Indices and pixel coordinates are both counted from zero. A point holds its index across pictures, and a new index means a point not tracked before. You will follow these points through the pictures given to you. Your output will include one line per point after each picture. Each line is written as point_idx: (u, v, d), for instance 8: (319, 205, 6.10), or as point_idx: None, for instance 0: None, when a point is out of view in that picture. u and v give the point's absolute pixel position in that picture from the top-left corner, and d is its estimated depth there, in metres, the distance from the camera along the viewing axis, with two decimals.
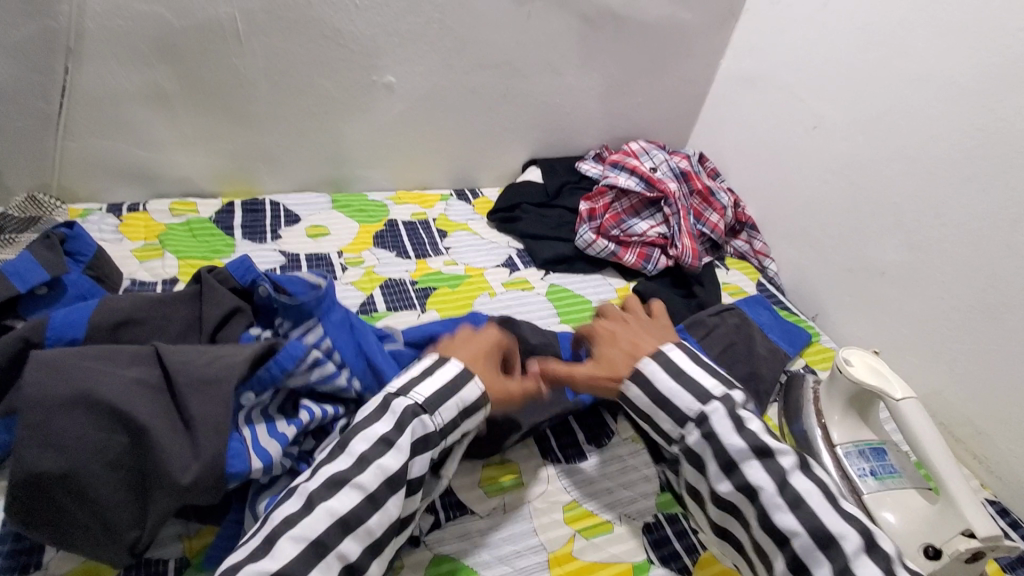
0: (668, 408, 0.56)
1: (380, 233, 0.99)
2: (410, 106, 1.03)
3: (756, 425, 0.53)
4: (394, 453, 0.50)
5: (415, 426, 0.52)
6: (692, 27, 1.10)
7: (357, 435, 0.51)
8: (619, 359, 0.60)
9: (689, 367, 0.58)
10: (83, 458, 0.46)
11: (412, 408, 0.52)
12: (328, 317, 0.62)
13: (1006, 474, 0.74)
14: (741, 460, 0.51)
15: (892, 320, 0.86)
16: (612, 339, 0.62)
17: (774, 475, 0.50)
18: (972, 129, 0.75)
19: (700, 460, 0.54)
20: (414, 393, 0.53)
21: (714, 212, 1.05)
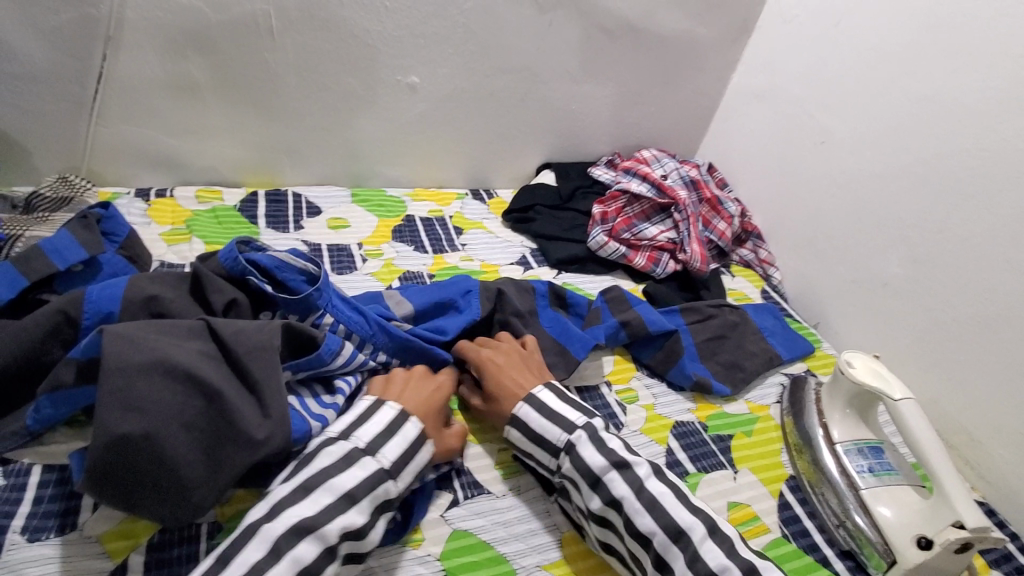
0: (543, 439, 0.60)
1: (398, 227, 1.01)
2: (431, 106, 1.07)
3: (615, 443, 0.59)
4: (357, 510, 0.51)
5: (377, 491, 0.52)
6: (705, 41, 1.14)
7: (321, 485, 0.50)
8: (502, 398, 0.64)
9: (558, 403, 0.62)
10: (164, 421, 0.48)
11: (380, 473, 0.53)
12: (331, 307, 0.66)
13: (996, 479, 0.77)
14: (603, 476, 0.56)
15: (891, 328, 0.89)
16: (499, 373, 0.65)
17: (634, 483, 0.55)
18: (973, 148, 0.79)
19: (576, 483, 0.58)
20: (381, 454, 0.54)
21: (721, 220, 1.08)
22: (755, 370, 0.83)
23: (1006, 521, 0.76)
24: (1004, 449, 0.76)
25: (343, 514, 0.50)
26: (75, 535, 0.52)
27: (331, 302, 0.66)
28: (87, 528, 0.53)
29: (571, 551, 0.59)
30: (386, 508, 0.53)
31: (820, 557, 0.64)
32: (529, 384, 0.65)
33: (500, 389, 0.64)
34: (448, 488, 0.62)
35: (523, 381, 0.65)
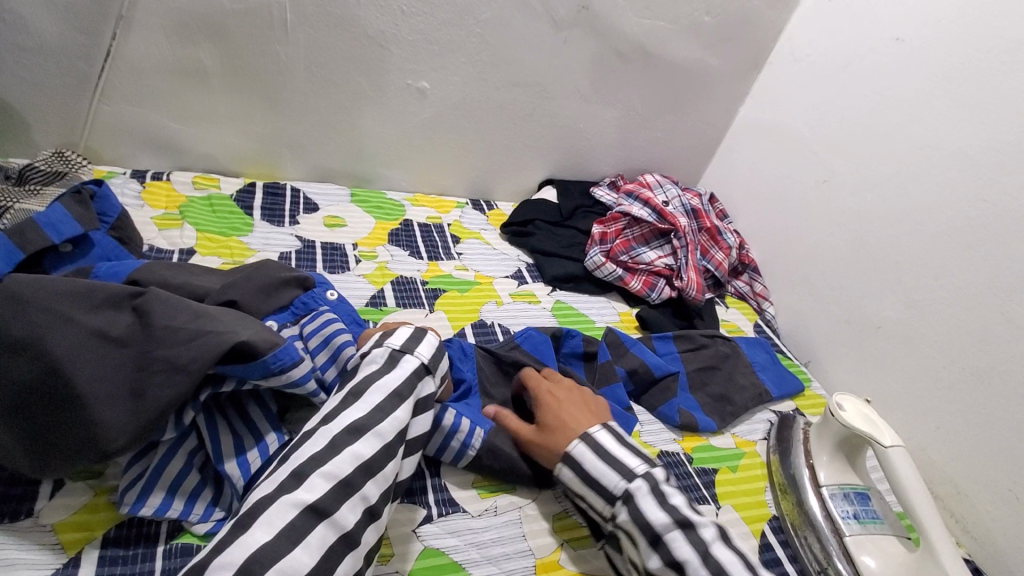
0: (598, 482, 0.56)
1: (395, 231, 1.00)
2: (439, 113, 1.06)
3: (678, 499, 0.53)
4: (406, 405, 0.53)
5: (424, 382, 0.57)
6: (717, 73, 1.15)
7: (371, 386, 0.53)
8: (551, 432, 0.61)
9: (601, 451, 0.58)
10: (16, 392, 0.46)
11: (421, 368, 0.57)
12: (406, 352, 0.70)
13: (981, 536, 0.76)
14: (665, 534, 0.51)
15: (884, 373, 0.89)
16: (554, 407, 0.63)
17: (698, 548, 0.50)
18: (977, 200, 0.79)
19: (632, 536, 0.54)
20: (418, 352, 0.58)
21: (719, 250, 1.08)
22: (743, 404, 0.82)
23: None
24: (991, 505, 0.75)
25: (393, 411, 0.52)
26: (28, 523, 0.50)
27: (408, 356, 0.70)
28: (42, 517, 0.51)
29: None
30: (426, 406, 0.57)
31: None
32: (585, 422, 0.61)
33: (550, 422, 0.62)
34: (422, 502, 0.60)
35: (580, 419, 0.61)
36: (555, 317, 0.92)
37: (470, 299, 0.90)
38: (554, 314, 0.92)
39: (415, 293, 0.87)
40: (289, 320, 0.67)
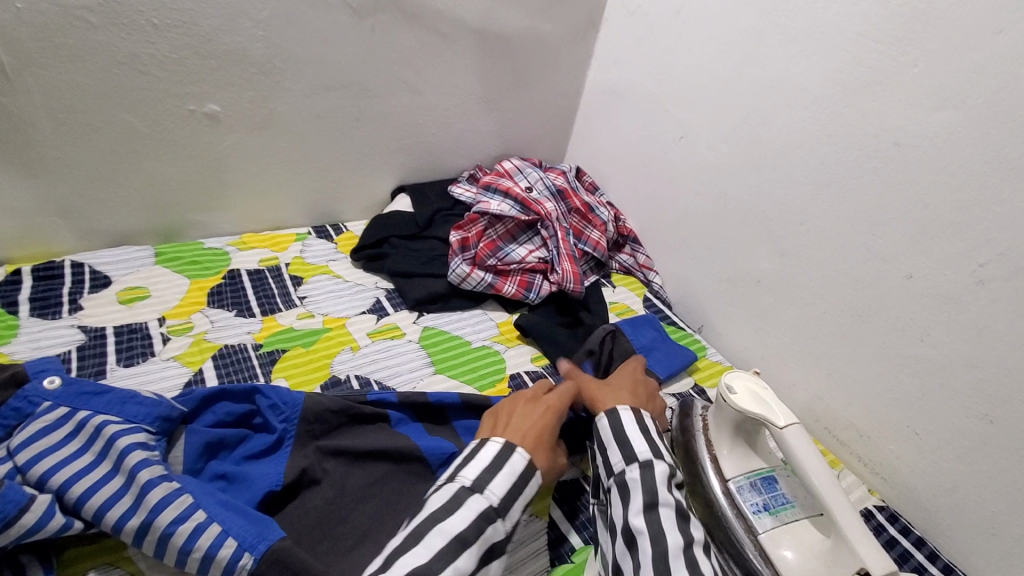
0: (629, 440, 0.59)
1: (217, 288, 0.83)
2: (243, 138, 0.89)
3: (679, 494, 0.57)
4: (470, 554, 0.49)
5: (488, 531, 0.51)
6: (554, 39, 1.05)
7: (432, 530, 0.49)
8: (521, 414, 0.62)
9: (637, 427, 0.61)
10: None
11: (487, 511, 0.51)
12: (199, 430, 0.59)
13: (889, 475, 0.73)
14: (660, 505, 0.54)
15: (772, 327, 0.85)
16: (549, 415, 0.62)
17: (684, 536, 0.52)
18: (825, 136, 0.73)
19: (626, 493, 0.56)
20: (489, 492, 0.53)
21: (594, 229, 1.01)
22: None
23: (907, 524, 0.72)
24: (895, 445, 0.72)
25: (454, 560, 0.48)
26: None
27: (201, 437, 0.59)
28: None
29: None
30: (496, 552, 0.52)
31: None
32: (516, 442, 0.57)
33: (523, 413, 0.62)
34: None
35: (530, 435, 0.59)
36: (423, 349, 0.80)
37: (319, 353, 0.76)
38: (423, 346, 0.81)
39: (244, 364, 0.72)
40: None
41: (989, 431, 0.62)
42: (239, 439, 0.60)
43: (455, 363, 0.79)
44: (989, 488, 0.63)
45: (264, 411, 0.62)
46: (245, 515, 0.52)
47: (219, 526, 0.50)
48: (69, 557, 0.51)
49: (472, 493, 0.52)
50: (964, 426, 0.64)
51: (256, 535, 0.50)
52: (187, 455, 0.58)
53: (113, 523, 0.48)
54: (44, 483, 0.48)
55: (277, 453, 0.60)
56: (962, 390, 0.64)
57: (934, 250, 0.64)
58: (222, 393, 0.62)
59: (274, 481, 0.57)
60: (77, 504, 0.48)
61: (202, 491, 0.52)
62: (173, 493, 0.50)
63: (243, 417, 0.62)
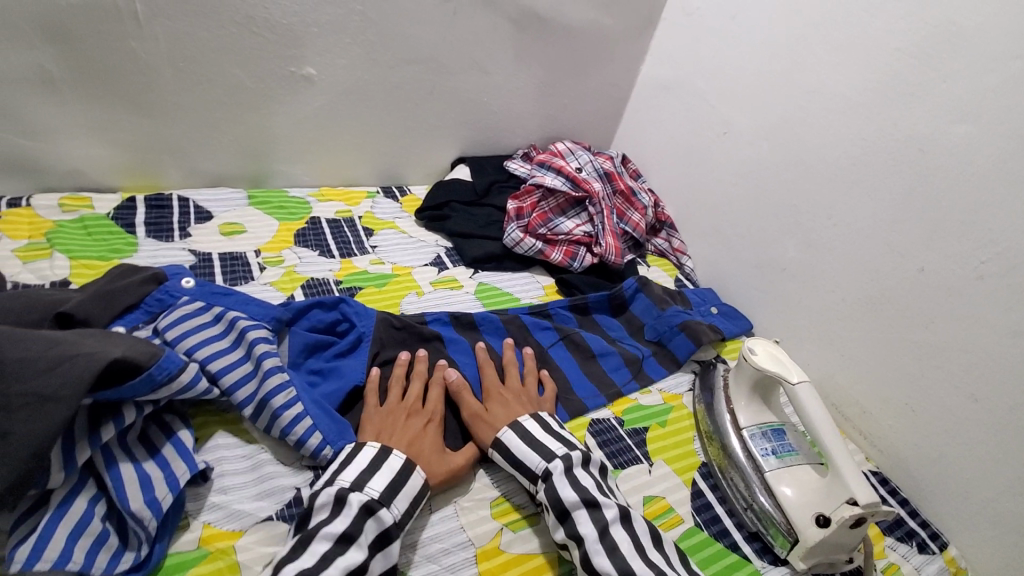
0: (541, 443, 0.64)
1: (301, 231, 0.94)
2: (330, 100, 1.00)
3: (588, 482, 0.61)
4: (356, 548, 0.52)
5: (370, 523, 0.54)
6: (614, 33, 1.14)
7: (316, 534, 0.52)
8: (403, 428, 0.64)
9: (544, 433, 0.66)
10: None
11: (367, 504, 0.54)
12: (299, 331, 0.71)
13: (885, 447, 0.82)
14: (572, 511, 0.58)
15: (791, 310, 0.94)
16: (432, 429, 0.66)
17: (597, 525, 0.57)
18: (859, 139, 0.82)
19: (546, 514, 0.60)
20: (368, 487, 0.56)
21: (635, 212, 1.10)
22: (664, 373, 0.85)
23: (896, 487, 0.80)
24: (893, 420, 0.80)
25: (343, 555, 0.51)
26: None
27: (300, 336, 0.70)
28: None
29: (487, 567, 0.59)
30: (389, 539, 0.54)
31: (730, 542, 0.66)
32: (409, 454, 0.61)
33: (407, 431, 0.64)
34: None
35: (417, 451, 0.62)
36: (479, 300, 0.90)
37: (390, 293, 0.87)
38: (479, 298, 0.91)
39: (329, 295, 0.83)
40: (142, 320, 0.63)
41: (975, 408, 0.71)
42: (330, 343, 0.72)
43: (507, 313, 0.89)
44: (971, 459, 0.72)
45: (350, 317, 0.75)
46: (329, 415, 0.63)
47: (312, 420, 0.61)
48: (201, 421, 0.62)
49: (353, 489, 0.55)
50: (954, 403, 0.73)
51: (337, 433, 0.62)
52: (292, 350, 0.69)
53: (242, 397, 0.61)
54: (193, 357, 0.61)
55: (358, 353, 0.72)
56: (955, 371, 0.73)
57: (943, 247, 0.73)
58: (315, 305, 0.74)
59: (357, 378, 0.68)
60: (218, 376, 0.61)
61: (303, 387, 0.64)
62: (283, 384, 0.62)
63: (332, 324, 0.74)
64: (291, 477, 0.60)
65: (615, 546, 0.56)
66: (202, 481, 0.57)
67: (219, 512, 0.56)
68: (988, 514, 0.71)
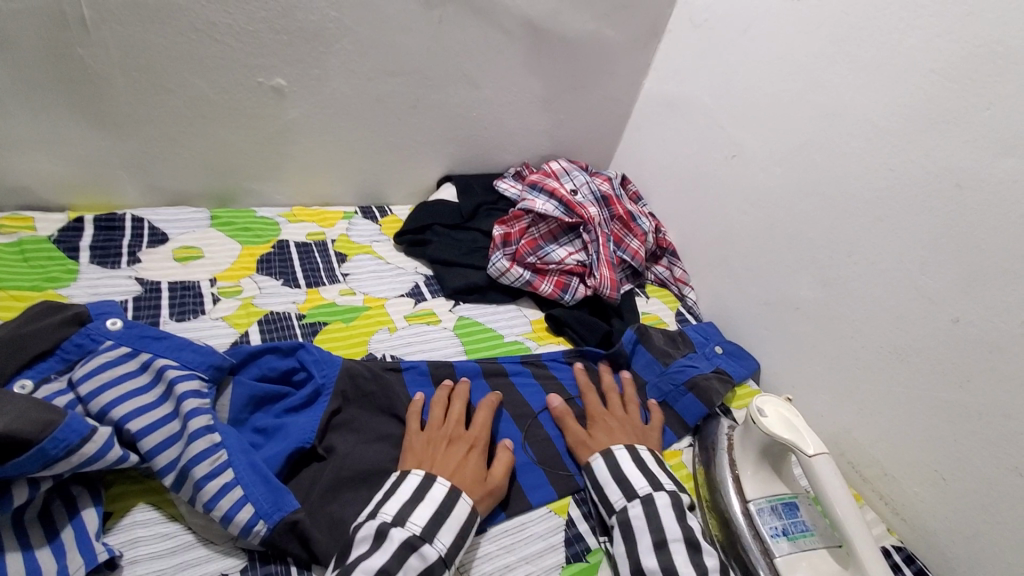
0: (656, 475, 0.63)
1: (266, 256, 0.86)
2: (304, 114, 0.92)
3: (694, 524, 0.59)
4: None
5: (412, 560, 0.50)
6: (615, 45, 1.05)
7: (355, 568, 0.48)
8: (443, 456, 0.60)
9: (655, 465, 0.65)
10: None
11: (408, 541, 0.50)
12: (244, 380, 0.63)
13: (912, 518, 0.73)
14: (671, 543, 0.56)
15: (805, 355, 0.84)
16: (476, 455, 0.62)
17: (699, 568, 0.55)
18: (886, 170, 0.73)
19: (631, 538, 0.58)
20: (411, 522, 0.52)
21: (635, 238, 1.01)
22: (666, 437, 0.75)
23: (923, 566, 0.71)
24: (920, 488, 0.71)
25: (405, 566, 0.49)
26: None
27: (245, 386, 0.62)
28: None
29: None
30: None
31: None
32: (456, 482, 0.58)
33: (448, 457, 0.60)
34: None
35: (461, 479, 0.58)
36: (458, 338, 0.82)
37: (357, 329, 0.78)
38: (458, 336, 0.82)
39: (288, 332, 0.75)
40: (55, 370, 0.54)
41: (1022, 486, 0.61)
42: (281, 395, 0.64)
43: (488, 352, 0.81)
44: (1017, 545, 0.62)
45: (307, 366, 0.66)
46: (264, 482, 0.54)
47: (242, 491, 0.52)
48: (115, 493, 0.54)
49: (394, 524, 0.52)
50: (995, 477, 0.64)
51: (273, 505, 0.52)
52: (234, 405, 0.61)
53: (163, 463, 0.52)
54: (107, 416, 0.52)
55: (313, 407, 0.63)
56: (997, 441, 0.63)
57: (986, 297, 0.64)
58: (266, 349, 0.66)
59: (306, 438, 0.59)
60: (136, 439, 0.52)
61: (239, 448, 0.55)
62: (211, 448, 0.53)
63: (287, 372, 0.66)
64: (218, 561, 0.52)
65: None
66: (108, 570, 0.48)
67: None
68: None
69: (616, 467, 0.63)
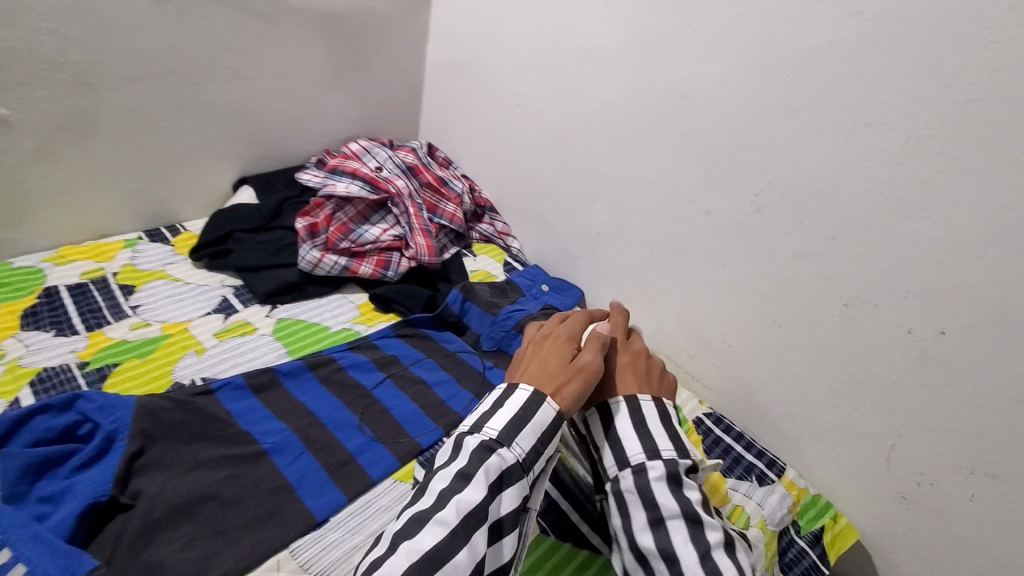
0: (652, 435, 0.56)
1: (30, 309, 0.75)
2: (40, 141, 0.80)
3: (695, 494, 0.53)
4: (474, 485, 0.48)
5: (492, 460, 0.50)
6: (386, 15, 1.04)
7: (435, 475, 0.51)
8: (530, 363, 0.60)
9: (628, 420, 0.58)
10: None
11: (484, 444, 0.51)
12: (12, 450, 0.55)
13: (717, 387, 0.84)
14: (667, 520, 0.51)
15: (613, 273, 0.93)
16: (558, 348, 0.61)
17: (699, 547, 0.50)
18: (634, 94, 0.81)
19: (625, 508, 0.53)
20: (487, 428, 0.52)
21: (449, 202, 1.03)
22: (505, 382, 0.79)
23: (729, 424, 0.82)
24: (718, 359, 0.82)
25: (456, 496, 0.48)
26: None
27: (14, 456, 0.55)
28: None
29: None
30: (512, 477, 0.51)
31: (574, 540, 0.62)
32: (531, 383, 0.57)
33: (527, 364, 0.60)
34: None
35: (532, 378, 0.57)
36: (279, 340, 0.78)
37: (158, 360, 0.72)
38: (279, 338, 0.79)
39: (69, 384, 0.66)
40: None
41: (780, 334, 0.74)
42: (67, 453, 0.57)
43: (314, 346, 0.78)
44: (788, 382, 0.75)
45: (93, 414, 0.59)
46: (52, 549, 0.48)
47: (24, 566, 0.47)
48: None
49: (470, 434, 0.53)
50: (762, 333, 0.76)
51: (64, 570, 0.48)
52: (4, 480, 0.54)
53: None
54: None
55: (109, 456, 0.57)
56: (758, 304, 0.75)
57: (724, 186, 0.75)
58: (35, 411, 0.58)
59: (101, 490, 0.54)
60: None
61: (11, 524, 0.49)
62: None
63: (69, 428, 0.59)
64: None
65: (717, 574, 0.48)
66: None
67: None
68: (813, 430, 0.75)
69: (608, 422, 0.58)
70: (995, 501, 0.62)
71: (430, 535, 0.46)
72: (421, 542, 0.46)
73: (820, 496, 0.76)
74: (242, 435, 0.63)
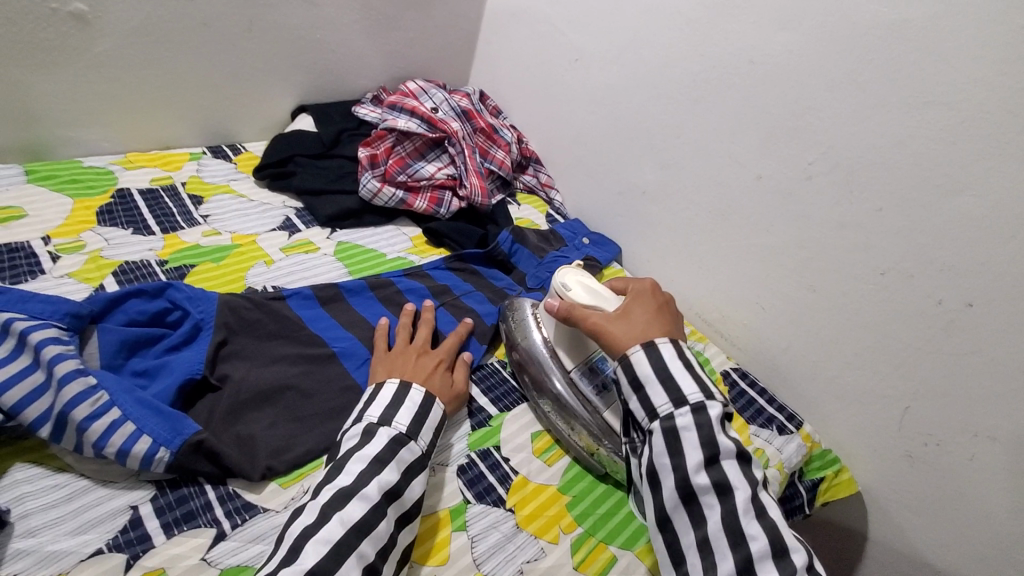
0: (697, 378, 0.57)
1: (106, 207, 0.79)
2: (119, 45, 0.82)
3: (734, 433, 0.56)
4: (390, 470, 0.52)
5: (403, 452, 0.54)
6: None
7: (351, 458, 0.53)
8: (413, 364, 0.64)
9: (680, 363, 0.57)
10: None
11: (396, 437, 0.55)
12: (108, 326, 0.59)
13: (745, 345, 0.89)
14: (723, 457, 0.53)
15: (654, 231, 0.97)
16: (446, 364, 0.66)
17: (750, 481, 0.53)
18: (697, 56, 0.84)
19: (676, 444, 0.54)
20: (396, 422, 0.56)
21: (499, 149, 1.06)
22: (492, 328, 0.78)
23: (753, 379, 0.87)
24: (748, 319, 0.87)
25: (376, 476, 0.51)
26: None
27: (114, 331, 0.59)
28: None
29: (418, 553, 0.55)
30: (417, 469, 0.55)
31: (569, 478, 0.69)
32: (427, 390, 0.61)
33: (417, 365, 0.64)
34: (207, 522, 0.52)
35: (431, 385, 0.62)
36: (339, 261, 0.82)
37: (230, 267, 0.76)
38: (340, 259, 0.83)
39: (150, 278, 0.71)
40: None
41: (812, 297, 0.79)
42: (157, 336, 0.61)
43: (373, 270, 0.83)
44: (813, 343, 0.81)
45: (181, 304, 0.64)
46: (157, 413, 0.54)
47: (134, 426, 0.52)
48: None
49: (381, 425, 0.55)
50: (794, 295, 0.81)
51: (171, 431, 0.53)
52: (103, 352, 0.58)
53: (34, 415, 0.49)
54: None
55: (196, 342, 0.62)
56: (794, 267, 0.80)
57: (776, 151, 0.78)
58: (130, 292, 0.62)
59: (195, 369, 0.59)
60: None
61: (120, 388, 0.54)
62: (87, 391, 0.51)
63: (158, 314, 0.63)
64: (123, 496, 0.51)
65: (764, 509, 0.52)
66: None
67: (29, 558, 0.46)
68: (831, 389, 0.80)
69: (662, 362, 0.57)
70: (994, 461, 0.68)
71: (357, 507, 0.50)
72: (350, 512, 0.49)
73: (828, 451, 0.82)
74: (312, 338, 0.68)
